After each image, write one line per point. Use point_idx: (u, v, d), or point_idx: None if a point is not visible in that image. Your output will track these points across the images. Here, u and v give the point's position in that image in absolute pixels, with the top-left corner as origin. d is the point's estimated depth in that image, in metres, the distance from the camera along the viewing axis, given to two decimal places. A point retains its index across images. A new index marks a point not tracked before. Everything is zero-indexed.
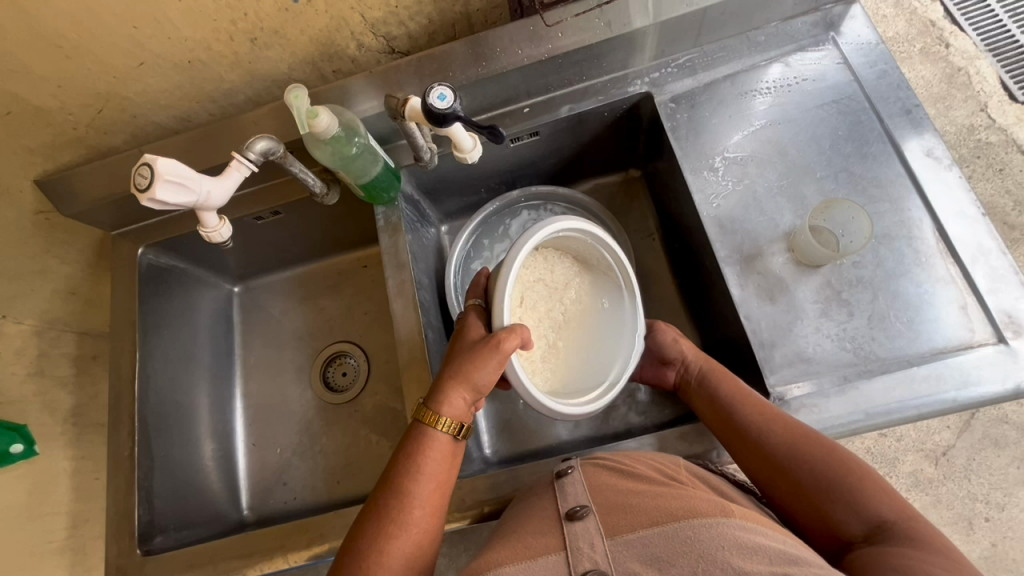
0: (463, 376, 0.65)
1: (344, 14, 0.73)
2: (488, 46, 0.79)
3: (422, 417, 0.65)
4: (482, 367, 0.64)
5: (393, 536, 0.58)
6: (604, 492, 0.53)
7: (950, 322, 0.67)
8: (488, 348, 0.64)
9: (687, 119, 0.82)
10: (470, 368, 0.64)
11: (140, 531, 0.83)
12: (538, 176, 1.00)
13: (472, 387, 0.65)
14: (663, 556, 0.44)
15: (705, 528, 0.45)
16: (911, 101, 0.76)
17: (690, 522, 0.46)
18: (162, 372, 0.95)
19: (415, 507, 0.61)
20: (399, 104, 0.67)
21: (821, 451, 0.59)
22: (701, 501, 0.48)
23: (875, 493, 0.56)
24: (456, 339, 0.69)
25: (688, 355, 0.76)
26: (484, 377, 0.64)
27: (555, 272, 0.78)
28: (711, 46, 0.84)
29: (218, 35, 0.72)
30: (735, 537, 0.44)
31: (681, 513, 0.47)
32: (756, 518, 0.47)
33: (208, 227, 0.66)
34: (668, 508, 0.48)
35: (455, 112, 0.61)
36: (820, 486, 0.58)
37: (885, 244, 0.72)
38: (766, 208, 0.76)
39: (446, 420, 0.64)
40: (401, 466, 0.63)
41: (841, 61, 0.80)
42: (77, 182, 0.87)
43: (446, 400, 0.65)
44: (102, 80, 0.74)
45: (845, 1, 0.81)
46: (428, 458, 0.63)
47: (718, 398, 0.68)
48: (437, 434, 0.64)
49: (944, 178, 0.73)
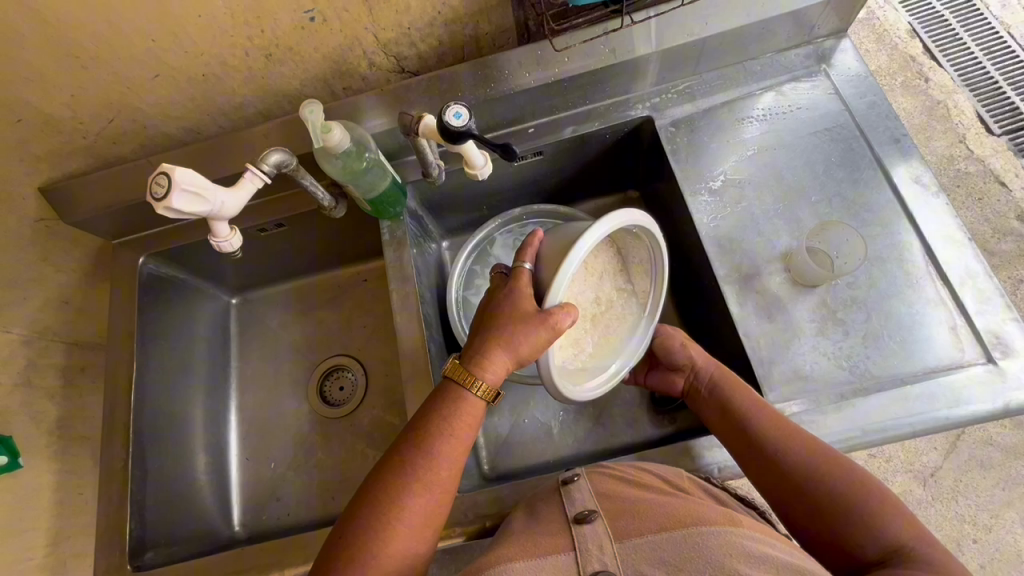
0: (510, 344, 0.62)
1: (358, 34, 0.75)
2: (496, 68, 0.81)
3: (460, 375, 0.63)
4: (530, 341, 0.61)
5: (416, 493, 0.59)
6: (610, 499, 0.57)
7: (941, 342, 0.70)
8: (542, 327, 0.61)
9: (687, 143, 0.85)
10: (519, 338, 0.61)
11: (132, 546, 0.81)
12: (539, 195, 1.02)
13: (515, 357, 0.62)
14: (673, 558, 0.48)
15: (714, 535, 0.48)
16: (899, 131, 0.80)
17: (700, 529, 0.49)
18: (158, 382, 0.94)
19: (442, 468, 0.61)
20: (413, 121, 0.69)
21: (839, 470, 0.60)
22: (711, 512, 0.52)
23: (893, 516, 0.57)
24: (505, 299, 0.65)
25: (696, 360, 0.77)
26: (531, 353, 0.62)
27: (596, 259, 0.79)
28: (709, 74, 0.88)
29: (233, 50, 0.73)
30: (745, 546, 0.47)
31: (690, 521, 0.50)
32: (764, 531, 0.51)
33: (219, 237, 0.66)
34: (677, 516, 0.52)
35: (470, 130, 0.63)
36: (836, 504, 0.59)
37: (877, 265, 0.74)
38: (764, 230, 0.79)
39: (484, 385, 0.63)
40: (431, 424, 0.62)
41: (832, 91, 0.84)
42: (82, 191, 0.88)
43: (488, 364, 0.63)
44: (114, 91, 0.75)
45: (835, 35, 0.86)
46: (461, 420, 0.63)
47: (730, 407, 0.69)
48: (470, 396, 0.63)
49: (931, 204, 0.76)
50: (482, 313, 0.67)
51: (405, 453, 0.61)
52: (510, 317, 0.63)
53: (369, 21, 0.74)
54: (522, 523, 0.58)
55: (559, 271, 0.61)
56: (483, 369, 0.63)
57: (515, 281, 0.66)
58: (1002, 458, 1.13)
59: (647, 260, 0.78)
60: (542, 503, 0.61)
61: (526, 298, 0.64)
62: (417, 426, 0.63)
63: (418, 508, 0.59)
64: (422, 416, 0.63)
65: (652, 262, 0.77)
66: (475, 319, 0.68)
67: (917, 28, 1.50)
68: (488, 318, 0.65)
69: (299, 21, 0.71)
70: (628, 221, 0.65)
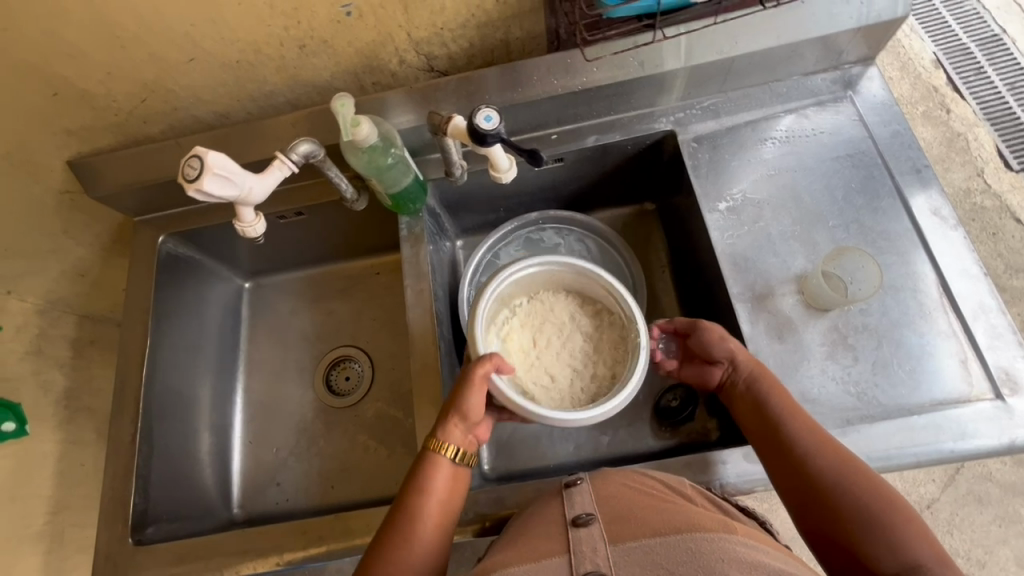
0: (455, 406, 0.67)
1: (391, 31, 0.77)
2: (525, 73, 0.82)
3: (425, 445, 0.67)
4: (469, 396, 0.66)
5: (414, 528, 0.61)
6: (611, 504, 0.57)
7: (950, 375, 0.70)
8: (468, 378, 0.67)
9: (709, 159, 0.86)
10: (458, 398, 0.67)
11: (135, 519, 0.82)
12: (556, 201, 1.03)
13: (463, 415, 0.67)
14: (665, 561, 0.48)
15: (708, 541, 0.49)
16: (921, 161, 0.81)
17: (694, 535, 0.50)
18: (169, 360, 0.95)
19: (433, 501, 0.63)
20: (442, 121, 0.70)
21: (875, 489, 0.59)
22: (706, 519, 0.52)
23: (917, 538, 0.56)
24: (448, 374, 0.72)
25: (738, 355, 0.72)
26: (471, 402, 0.66)
27: (556, 309, 0.85)
28: (735, 92, 0.88)
29: (269, 39, 0.74)
30: (737, 552, 0.48)
31: (684, 527, 0.51)
32: (757, 537, 0.51)
33: (244, 221, 0.67)
34: (674, 522, 0.52)
35: (498, 133, 0.63)
36: (864, 519, 0.58)
37: (892, 294, 0.75)
38: (780, 251, 0.79)
39: (447, 446, 0.66)
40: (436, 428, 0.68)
41: (857, 118, 0.85)
42: (108, 167, 0.89)
43: (444, 430, 0.67)
44: (149, 72, 0.76)
45: (863, 63, 0.86)
46: (444, 460, 0.66)
47: (768, 406, 0.68)
48: (440, 459, 0.66)
49: (949, 236, 0.76)
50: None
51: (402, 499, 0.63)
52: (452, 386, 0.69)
53: (403, 19, 0.75)
54: (522, 526, 0.59)
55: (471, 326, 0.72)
56: (442, 431, 0.67)
57: None
58: (1000, 494, 1.14)
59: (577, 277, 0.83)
60: (543, 507, 0.61)
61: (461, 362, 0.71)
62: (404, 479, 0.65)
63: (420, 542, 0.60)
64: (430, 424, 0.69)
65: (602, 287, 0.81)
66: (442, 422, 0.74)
67: (942, 59, 1.50)
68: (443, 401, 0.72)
69: (336, 15, 0.72)
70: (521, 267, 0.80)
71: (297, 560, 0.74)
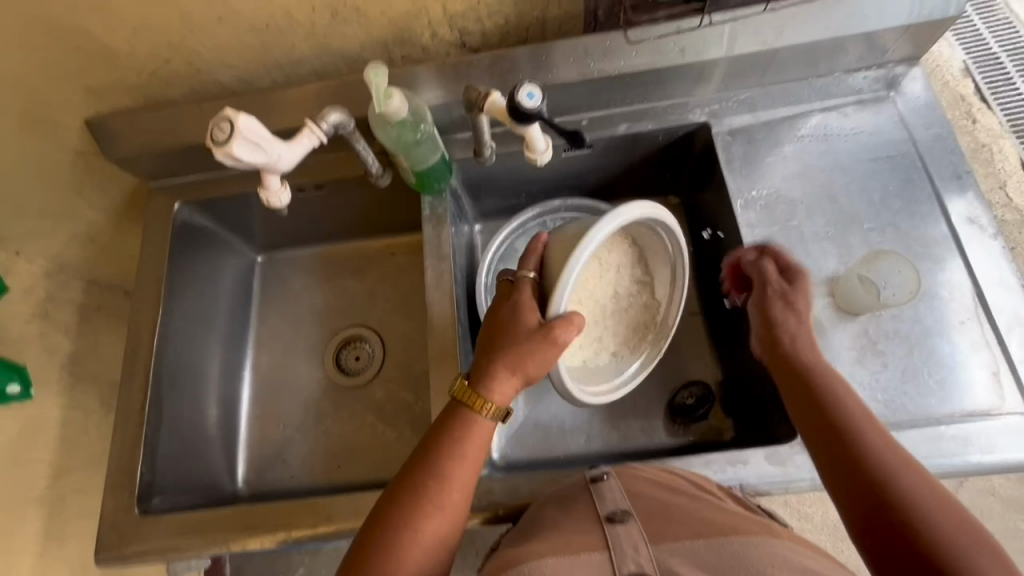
0: (517, 363, 0.63)
1: (426, 2, 0.74)
2: (560, 54, 0.79)
3: (468, 398, 0.63)
4: (536, 359, 0.62)
5: (428, 516, 0.57)
6: (648, 501, 0.56)
7: (981, 386, 0.68)
8: (543, 340, 0.62)
9: (743, 154, 0.83)
10: (524, 356, 0.63)
11: (141, 489, 0.81)
12: (579, 190, 1.00)
13: (523, 376, 0.63)
14: (711, 563, 0.47)
15: (752, 545, 0.48)
16: (961, 167, 0.79)
17: (737, 538, 0.49)
18: (179, 330, 0.93)
19: (456, 492, 0.59)
20: (479, 97, 0.67)
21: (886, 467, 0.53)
22: (748, 523, 0.51)
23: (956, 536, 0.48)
24: (507, 316, 0.66)
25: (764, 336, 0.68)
26: (538, 367, 0.63)
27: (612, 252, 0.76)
28: (773, 86, 0.86)
29: (301, 3, 0.72)
30: (783, 556, 0.46)
31: (727, 530, 0.50)
32: (799, 540, 0.50)
33: (270, 190, 0.65)
34: (714, 524, 0.51)
35: (540, 113, 0.61)
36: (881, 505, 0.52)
37: (925, 301, 0.73)
38: (812, 251, 0.77)
39: (493, 406, 0.63)
40: (505, 350, 0.63)
41: (898, 119, 0.82)
42: (122, 128, 0.86)
43: (496, 386, 0.63)
44: (174, 31, 0.74)
45: (907, 62, 0.84)
46: (474, 443, 0.62)
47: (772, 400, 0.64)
48: (481, 418, 0.63)
49: (986, 245, 0.74)
50: (486, 332, 0.67)
51: (416, 476, 0.60)
52: (514, 337, 0.64)
53: None
54: (556, 516, 0.58)
55: (562, 279, 0.62)
56: (493, 384, 0.63)
57: (516, 294, 0.67)
58: (1002, 509, 1.16)
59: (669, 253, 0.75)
60: (571, 500, 0.60)
61: (528, 311, 0.65)
62: (420, 454, 0.62)
63: (430, 532, 0.57)
64: (497, 343, 0.64)
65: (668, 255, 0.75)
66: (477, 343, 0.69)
67: (971, 67, 1.47)
68: (495, 331, 0.65)
69: None
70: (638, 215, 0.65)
71: (305, 538, 0.73)
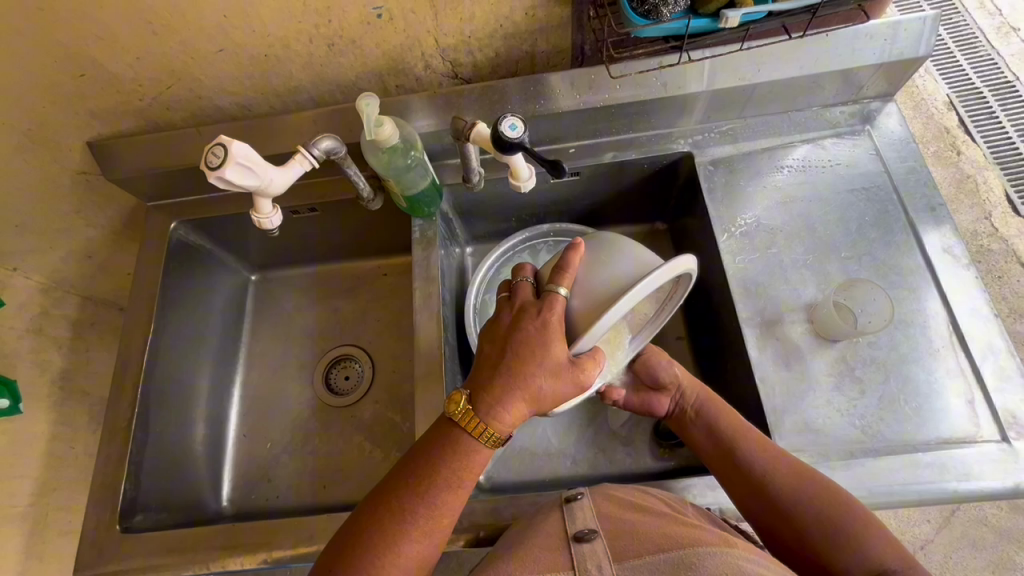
0: (535, 394, 0.60)
1: (419, 36, 0.77)
2: (547, 86, 0.82)
3: (475, 424, 0.59)
4: (556, 392, 0.60)
5: (414, 539, 0.58)
6: (614, 520, 0.57)
7: (956, 414, 0.69)
8: (568, 375, 0.60)
9: (724, 183, 0.86)
10: (544, 388, 0.59)
11: (124, 507, 0.80)
12: (567, 215, 1.03)
13: (535, 406, 0.61)
14: None
15: (708, 555, 0.48)
16: (935, 199, 0.81)
17: (694, 549, 0.50)
18: (171, 347, 0.94)
19: (443, 515, 0.59)
20: (465, 127, 0.70)
21: (824, 493, 0.61)
22: (706, 534, 0.52)
23: (877, 546, 0.57)
24: (533, 335, 0.60)
25: (683, 382, 0.77)
26: (552, 399, 0.60)
27: None
28: (753, 119, 0.89)
29: (299, 36, 0.75)
30: (736, 566, 0.47)
31: (685, 542, 0.51)
32: (757, 551, 0.51)
33: (261, 213, 0.67)
34: (673, 536, 0.52)
35: (522, 142, 0.63)
36: (824, 530, 0.59)
37: (901, 328, 0.74)
38: (791, 278, 0.79)
39: (497, 436, 0.60)
40: (522, 377, 0.59)
41: (873, 152, 0.85)
42: (124, 151, 0.89)
43: (508, 414, 0.59)
44: (177, 61, 0.77)
45: (882, 98, 0.87)
46: (466, 467, 0.61)
47: (718, 429, 0.70)
48: (480, 444, 0.60)
49: (960, 275, 0.76)
50: (503, 341, 0.62)
51: (403, 498, 0.59)
52: (540, 366, 0.59)
53: (432, 25, 0.76)
54: (525, 534, 0.59)
55: (604, 319, 0.60)
56: (506, 412, 0.59)
57: (548, 312, 0.61)
58: (995, 540, 1.15)
59: (664, 288, 0.74)
60: (539, 518, 0.61)
61: (557, 340, 0.60)
62: (410, 473, 0.60)
63: (414, 552, 0.58)
64: (517, 365, 0.59)
65: (667, 293, 0.74)
66: (486, 347, 0.63)
67: (955, 101, 1.51)
68: (515, 345, 0.60)
69: (366, 16, 0.73)
70: (680, 271, 0.62)
71: (285, 559, 0.72)
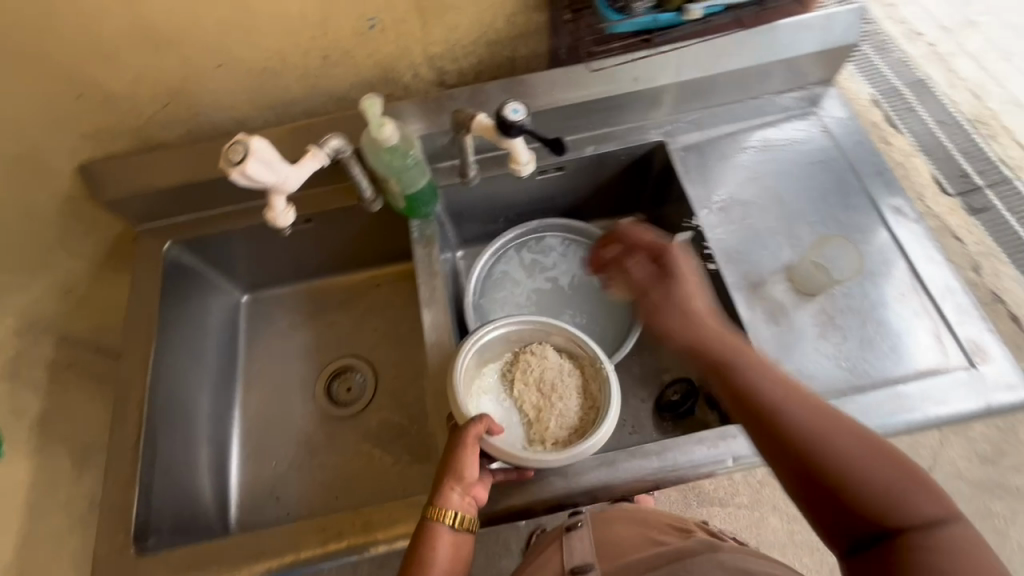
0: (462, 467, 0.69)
1: (409, 45, 0.83)
2: (530, 86, 0.89)
3: (429, 513, 0.68)
4: (462, 459, 0.69)
5: None
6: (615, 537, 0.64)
7: (928, 348, 0.77)
8: (459, 445, 0.70)
9: (697, 166, 0.94)
10: (456, 461, 0.69)
11: (137, 528, 0.78)
12: (552, 212, 1.08)
13: (462, 479, 0.69)
14: None
15: (701, 561, 0.56)
16: (881, 166, 0.91)
17: (685, 560, 0.58)
18: (171, 368, 0.93)
19: None
20: (467, 118, 0.75)
21: (853, 435, 0.52)
22: (697, 547, 0.60)
23: (914, 494, 0.50)
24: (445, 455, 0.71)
25: (698, 299, 0.67)
26: (469, 462, 0.69)
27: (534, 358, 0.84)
28: (716, 108, 0.97)
29: (297, 48, 0.79)
30: (726, 563, 0.55)
31: (675, 557, 0.60)
32: (746, 552, 0.58)
33: (275, 210, 0.69)
34: (664, 556, 0.62)
35: (523, 125, 0.70)
36: (848, 474, 0.51)
37: (869, 278, 0.82)
38: (768, 244, 0.87)
39: (452, 512, 0.67)
40: (451, 456, 0.70)
41: (823, 129, 0.95)
42: (117, 172, 0.89)
43: (446, 491, 0.68)
44: (175, 77, 0.80)
45: (824, 84, 0.98)
46: (446, 538, 0.67)
47: (717, 343, 0.61)
48: (444, 527, 0.67)
49: (912, 228, 0.85)
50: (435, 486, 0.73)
51: None
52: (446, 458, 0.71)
53: (422, 33, 0.82)
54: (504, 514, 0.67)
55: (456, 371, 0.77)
56: (440, 497, 0.68)
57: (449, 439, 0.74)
58: None
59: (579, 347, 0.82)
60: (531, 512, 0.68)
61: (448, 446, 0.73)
62: None
63: None
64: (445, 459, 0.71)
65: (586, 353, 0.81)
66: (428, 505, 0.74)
67: (879, 99, 1.64)
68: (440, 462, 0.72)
69: (361, 27, 0.78)
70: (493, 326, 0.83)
71: (314, 558, 0.72)
